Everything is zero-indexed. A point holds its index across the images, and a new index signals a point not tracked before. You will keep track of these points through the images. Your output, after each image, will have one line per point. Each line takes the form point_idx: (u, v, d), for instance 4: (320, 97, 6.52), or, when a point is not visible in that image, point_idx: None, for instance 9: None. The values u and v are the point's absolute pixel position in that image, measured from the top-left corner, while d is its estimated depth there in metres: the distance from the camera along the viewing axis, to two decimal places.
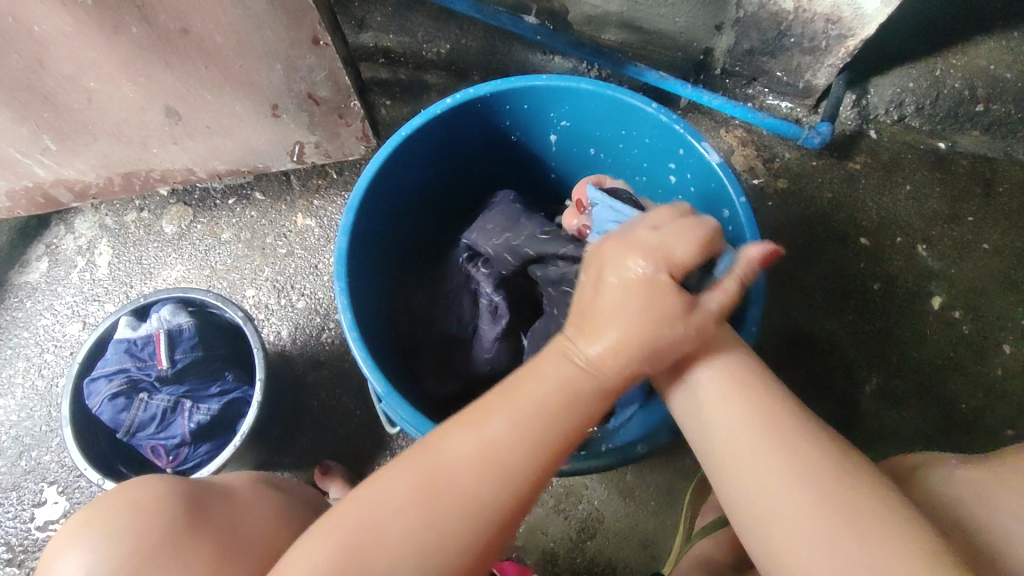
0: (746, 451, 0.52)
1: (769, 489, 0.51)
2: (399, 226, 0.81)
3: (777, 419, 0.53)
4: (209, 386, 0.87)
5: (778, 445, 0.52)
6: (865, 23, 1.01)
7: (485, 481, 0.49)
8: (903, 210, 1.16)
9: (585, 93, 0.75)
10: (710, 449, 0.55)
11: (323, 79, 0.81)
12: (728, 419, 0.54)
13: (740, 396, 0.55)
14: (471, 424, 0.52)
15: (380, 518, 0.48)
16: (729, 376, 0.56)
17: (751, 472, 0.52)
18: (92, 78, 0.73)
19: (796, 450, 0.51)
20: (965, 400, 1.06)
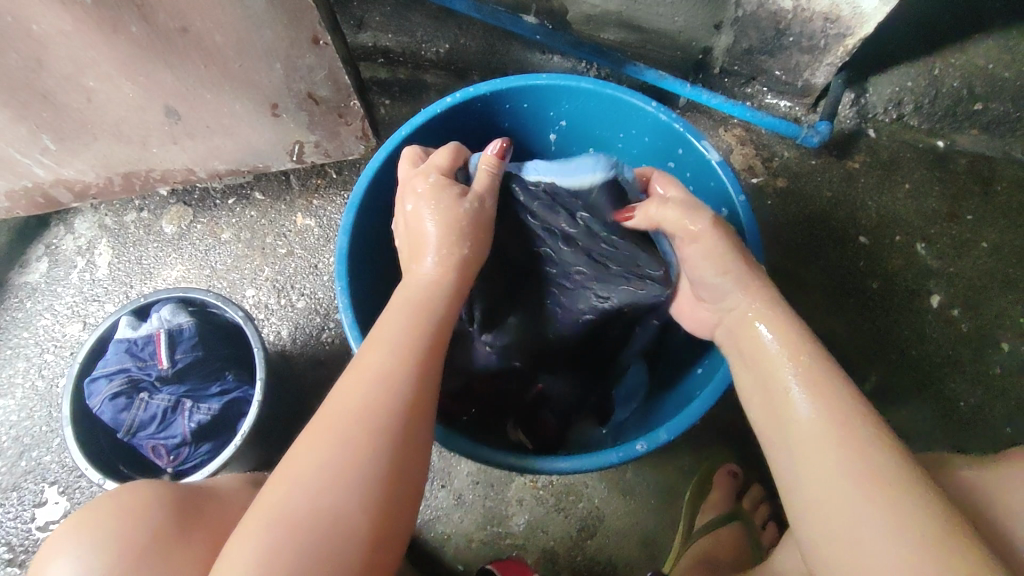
0: (832, 477, 0.50)
1: (854, 523, 0.49)
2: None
3: (874, 451, 0.50)
4: (209, 385, 0.87)
5: (869, 481, 0.49)
6: (863, 22, 1.01)
7: (374, 392, 0.55)
8: (902, 208, 1.16)
9: (585, 92, 0.75)
10: (798, 475, 0.53)
11: (323, 79, 0.81)
12: (822, 445, 0.52)
13: (841, 424, 0.52)
14: (364, 369, 0.57)
15: (304, 469, 0.52)
16: (821, 397, 0.54)
17: (849, 508, 0.49)
18: (91, 78, 0.73)
19: (891, 484, 0.49)
20: (964, 398, 1.06)
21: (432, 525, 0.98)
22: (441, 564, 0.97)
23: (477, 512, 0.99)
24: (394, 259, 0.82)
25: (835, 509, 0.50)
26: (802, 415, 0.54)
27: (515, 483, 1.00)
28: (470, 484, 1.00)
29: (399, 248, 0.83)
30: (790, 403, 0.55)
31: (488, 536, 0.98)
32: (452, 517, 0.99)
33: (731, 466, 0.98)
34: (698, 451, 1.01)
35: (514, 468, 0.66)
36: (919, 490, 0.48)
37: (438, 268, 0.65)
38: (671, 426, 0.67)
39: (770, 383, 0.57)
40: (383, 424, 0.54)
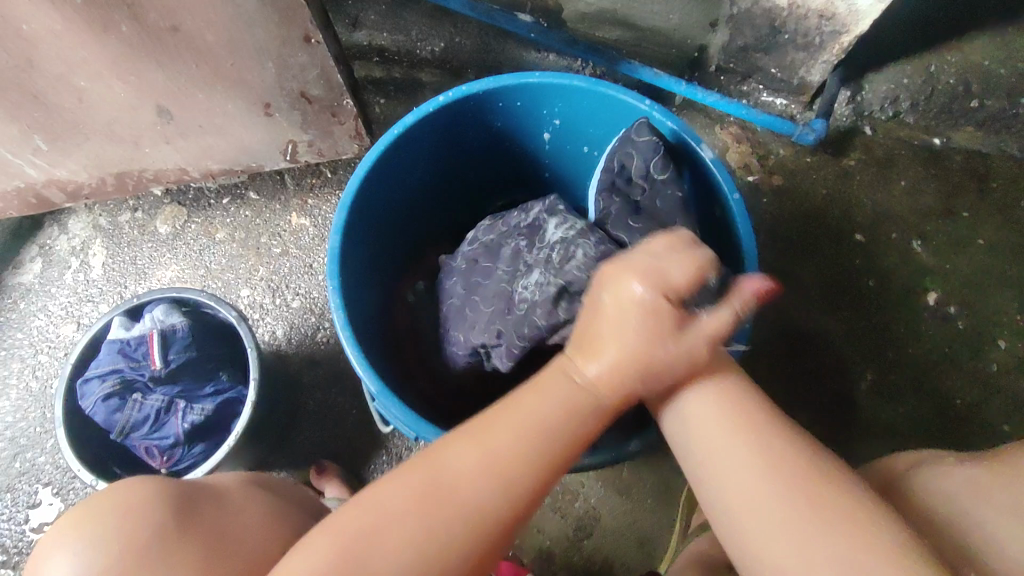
0: (729, 458, 0.55)
1: (747, 485, 0.53)
2: (392, 225, 0.81)
3: (757, 419, 0.56)
4: (203, 386, 0.87)
5: (751, 444, 0.55)
6: (859, 19, 1.01)
7: (486, 484, 0.53)
8: (898, 206, 1.16)
9: (578, 90, 0.74)
10: (699, 453, 0.57)
11: (316, 77, 0.81)
12: (711, 421, 0.57)
13: (724, 399, 0.58)
14: (472, 441, 0.55)
15: (384, 520, 0.51)
16: (708, 379, 0.59)
17: (738, 481, 0.54)
18: (82, 77, 0.73)
19: (774, 444, 0.54)
20: (960, 396, 1.06)
21: None
22: None
23: None
24: (388, 259, 0.82)
25: (727, 473, 0.54)
26: (700, 394, 0.58)
27: None
28: None
29: (391, 248, 0.82)
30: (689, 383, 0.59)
31: None
32: None
33: None
34: None
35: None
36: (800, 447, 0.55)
37: (605, 377, 0.57)
38: None
39: (667, 371, 0.62)
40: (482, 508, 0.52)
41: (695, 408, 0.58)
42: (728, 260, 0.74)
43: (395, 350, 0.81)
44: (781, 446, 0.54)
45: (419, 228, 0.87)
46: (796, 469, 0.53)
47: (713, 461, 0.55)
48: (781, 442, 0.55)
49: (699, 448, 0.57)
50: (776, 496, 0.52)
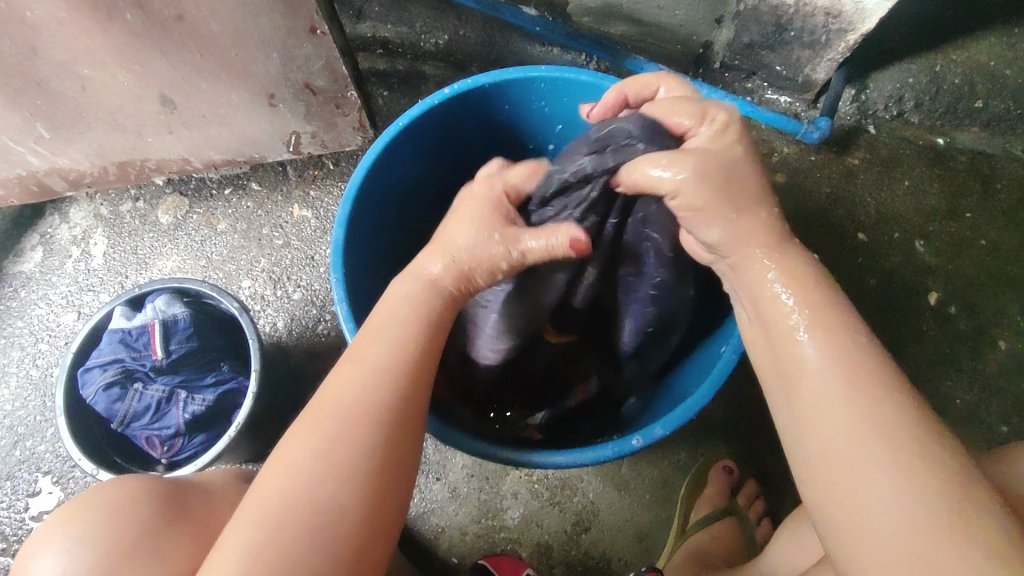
0: (836, 432, 0.51)
1: (850, 462, 0.50)
2: (396, 219, 0.81)
3: (878, 382, 0.52)
4: (204, 376, 0.86)
5: (875, 417, 0.50)
6: (865, 18, 1.01)
7: (359, 390, 0.56)
8: (902, 205, 1.16)
9: (585, 84, 0.74)
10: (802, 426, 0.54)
11: (320, 69, 0.80)
12: (828, 392, 0.53)
13: (846, 383, 0.52)
14: (352, 361, 0.59)
15: (298, 463, 0.53)
16: (822, 350, 0.55)
17: (841, 460, 0.51)
18: (86, 66, 0.73)
19: (898, 419, 0.50)
20: (961, 396, 1.06)
21: (427, 517, 0.98)
22: (436, 556, 0.97)
23: (472, 505, 0.99)
24: (390, 252, 0.81)
25: (830, 437, 0.52)
26: (807, 368, 0.55)
27: (510, 476, 1.00)
28: (465, 477, 1.00)
29: (395, 240, 0.82)
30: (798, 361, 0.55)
31: (483, 529, 0.98)
32: (447, 510, 0.99)
33: (727, 461, 0.98)
34: (694, 446, 1.01)
35: (505, 460, 0.66)
36: (920, 427, 0.50)
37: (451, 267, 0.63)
38: (668, 421, 0.66)
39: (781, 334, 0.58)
40: (352, 418, 0.55)
41: (813, 390, 0.54)
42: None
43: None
44: (899, 431, 0.49)
45: (422, 223, 0.87)
46: (904, 445, 0.49)
47: (818, 432, 0.53)
48: (909, 441, 0.49)
49: (807, 414, 0.54)
50: (871, 486, 0.49)
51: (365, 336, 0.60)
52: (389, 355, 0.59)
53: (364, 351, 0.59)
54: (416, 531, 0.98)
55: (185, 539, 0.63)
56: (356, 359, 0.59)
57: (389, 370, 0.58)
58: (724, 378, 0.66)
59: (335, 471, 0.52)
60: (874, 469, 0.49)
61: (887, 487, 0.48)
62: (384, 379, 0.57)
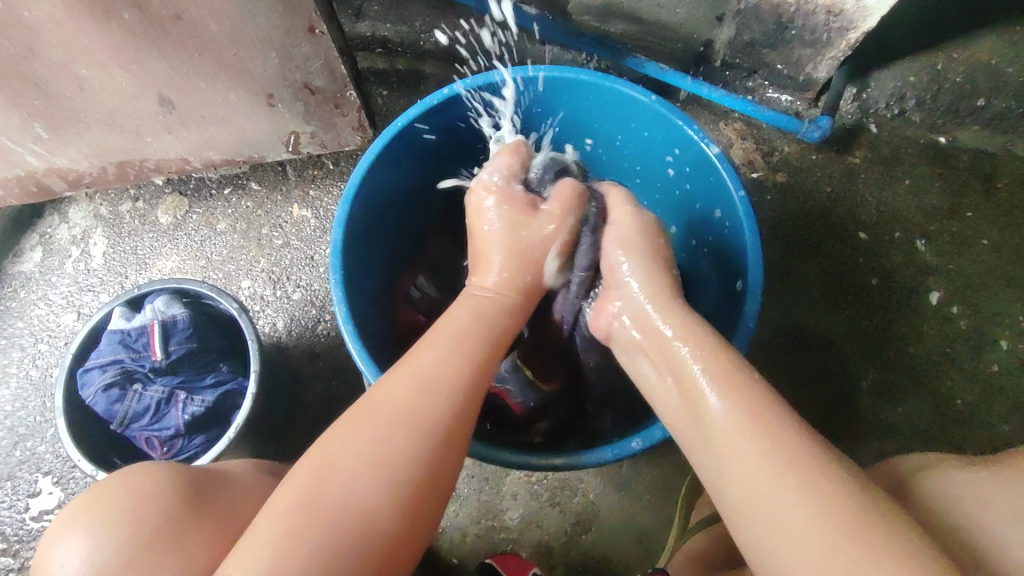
0: (747, 470, 0.52)
1: (763, 490, 0.51)
2: (395, 220, 0.80)
3: (786, 437, 0.52)
4: (203, 376, 0.86)
5: (773, 443, 0.52)
6: (867, 15, 1.01)
7: (414, 404, 0.56)
8: (903, 205, 1.15)
9: (584, 84, 0.73)
10: (717, 465, 0.55)
11: (319, 68, 0.80)
12: (731, 431, 0.54)
13: (749, 422, 0.54)
14: (402, 371, 0.59)
15: (335, 459, 0.53)
16: (724, 392, 0.56)
17: (762, 500, 0.51)
18: (84, 66, 0.72)
19: (791, 441, 0.52)
20: (962, 396, 1.06)
21: None
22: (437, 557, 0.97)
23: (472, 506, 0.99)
24: (388, 252, 0.81)
25: (735, 468, 0.53)
26: (713, 416, 0.56)
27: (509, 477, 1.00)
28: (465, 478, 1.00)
29: (394, 241, 0.82)
30: (705, 409, 0.56)
31: (483, 530, 0.98)
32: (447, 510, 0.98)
33: None
34: None
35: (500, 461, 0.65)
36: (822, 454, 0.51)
37: (502, 283, 0.69)
38: None
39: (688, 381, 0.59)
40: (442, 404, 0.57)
41: (722, 434, 0.54)
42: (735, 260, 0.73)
43: (398, 344, 0.81)
44: (795, 452, 0.51)
45: (421, 224, 0.87)
46: (804, 465, 0.50)
47: (727, 466, 0.53)
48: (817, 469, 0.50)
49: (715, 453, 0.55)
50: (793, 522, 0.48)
51: (417, 347, 0.61)
52: (445, 365, 0.60)
53: (416, 359, 0.60)
54: None
55: (205, 527, 0.62)
56: (403, 366, 0.59)
57: (468, 363, 0.61)
58: None
59: (388, 468, 0.53)
60: (783, 495, 0.50)
61: (800, 514, 0.48)
62: (438, 383, 0.58)
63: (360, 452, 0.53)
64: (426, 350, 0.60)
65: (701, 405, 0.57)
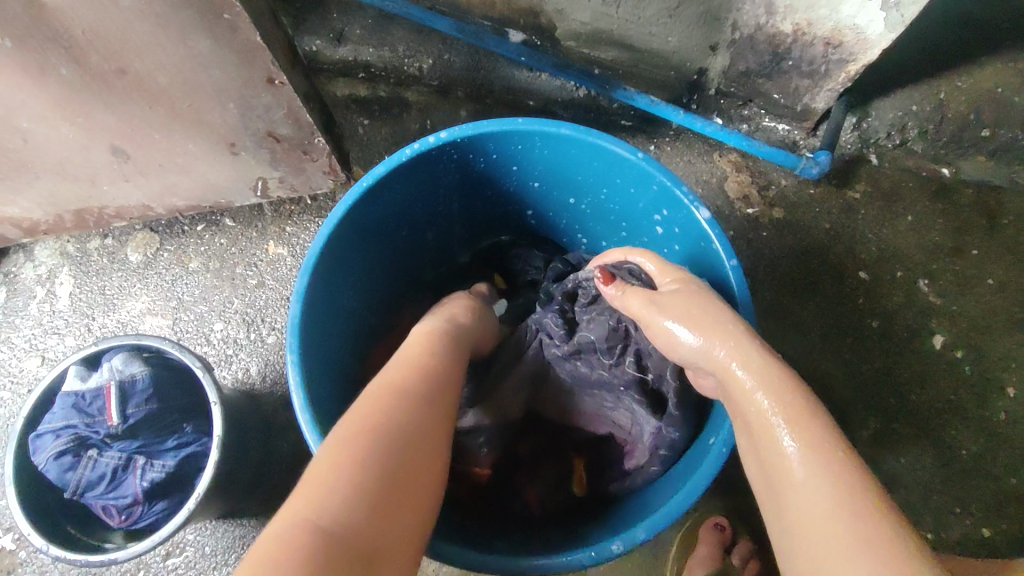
0: (813, 520, 0.48)
1: (836, 561, 0.45)
2: (364, 277, 0.75)
3: (860, 505, 0.47)
4: (164, 440, 0.81)
5: (858, 518, 0.46)
6: (867, 48, 0.97)
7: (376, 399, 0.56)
8: (905, 242, 1.11)
9: (564, 138, 0.68)
10: (781, 516, 0.50)
11: (283, 117, 0.74)
12: (817, 502, 0.48)
13: (830, 480, 0.49)
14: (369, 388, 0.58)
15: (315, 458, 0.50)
16: (808, 452, 0.50)
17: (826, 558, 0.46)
18: (26, 119, 0.67)
19: (879, 519, 0.46)
20: (967, 447, 1.01)
21: None
22: None
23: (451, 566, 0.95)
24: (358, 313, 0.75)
25: (814, 538, 0.47)
26: (790, 469, 0.51)
27: None
28: None
29: (364, 298, 0.76)
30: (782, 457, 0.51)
31: None
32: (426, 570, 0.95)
33: (719, 518, 0.93)
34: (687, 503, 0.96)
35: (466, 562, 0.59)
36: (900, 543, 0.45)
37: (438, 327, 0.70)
38: (650, 523, 0.61)
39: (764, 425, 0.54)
40: (411, 401, 0.57)
41: (795, 487, 0.50)
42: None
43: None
44: (884, 533, 0.45)
45: (393, 276, 0.82)
46: (898, 549, 0.44)
47: (806, 538, 0.48)
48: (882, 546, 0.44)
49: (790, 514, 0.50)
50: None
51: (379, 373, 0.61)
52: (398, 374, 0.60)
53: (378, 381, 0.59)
54: None
55: None
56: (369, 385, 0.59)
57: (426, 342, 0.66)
58: (713, 478, 0.60)
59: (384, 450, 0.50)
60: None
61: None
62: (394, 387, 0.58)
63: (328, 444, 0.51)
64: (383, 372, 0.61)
65: (781, 466, 0.51)
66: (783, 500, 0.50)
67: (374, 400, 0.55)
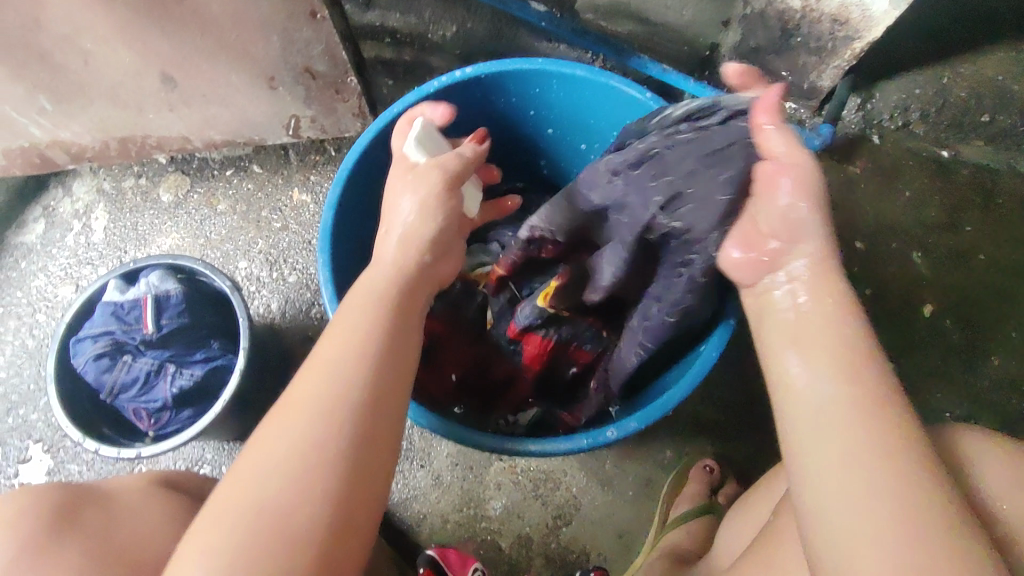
0: (819, 421, 0.50)
1: (836, 455, 0.47)
2: (387, 205, 0.81)
3: (880, 407, 0.48)
4: (192, 352, 0.87)
5: (860, 420, 0.48)
6: (873, 25, 1.02)
7: (316, 385, 0.50)
8: (901, 217, 1.15)
9: (580, 79, 0.74)
10: (791, 421, 0.52)
11: (320, 53, 0.80)
12: (829, 410, 0.49)
13: (845, 379, 0.50)
14: (311, 365, 0.52)
15: (258, 467, 0.47)
16: (833, 363, 0.52)
17: (825, 445, 0.48)
18: (88, 40, 0.73)
19: (885, 420, 0.48)
20: (949, 410, 1.06)
21: (409, 504, 0.99)
22: (416, 543, 0.98)
23: (455, 494, 0.99)
24: None
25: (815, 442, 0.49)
26: (805, 380, 0.52)
27: (493, 466, 1.01)
28: (450, 466, 1.00)
29: (386, 226, 0.82)
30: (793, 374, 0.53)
31: (465, 517, 0.99)
32: (430, 497, 0.99)
33: (708, 460, 0.98)
34: (679, 446, 1.01)
35: (474, 442, 0.66)
36: (899, 432, 0.47)
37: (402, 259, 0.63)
38: (643, 415, 0.66)
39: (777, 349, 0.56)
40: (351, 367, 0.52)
41: (807, 394, 0.52)
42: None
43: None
44: (886, 437, 0.47)
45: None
46: (879, 437, 0.47)
47: (805, 442, 0.50)
48: (885, 433, 0.47)
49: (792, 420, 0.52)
50: (849, 482, 0.46)
51: (320, 344, 0.54)
52: (352, 347, 0.53)
53: (320, 355, 0.53)
54: (397, 516, 0.99)
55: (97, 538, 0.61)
56: (307, 369, 0.52)
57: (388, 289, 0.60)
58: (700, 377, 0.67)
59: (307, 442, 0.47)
60: (862, 480, 0.46)
61: (875, 498, 0.44)
62: (349, 363, 0.52)
63: (277, 445, 0.47)
64: (326, 340, 0.54)
65: (787, 377, 0.54)
66: (784, 410, 0.53)
67: (325, 393, 0.50)
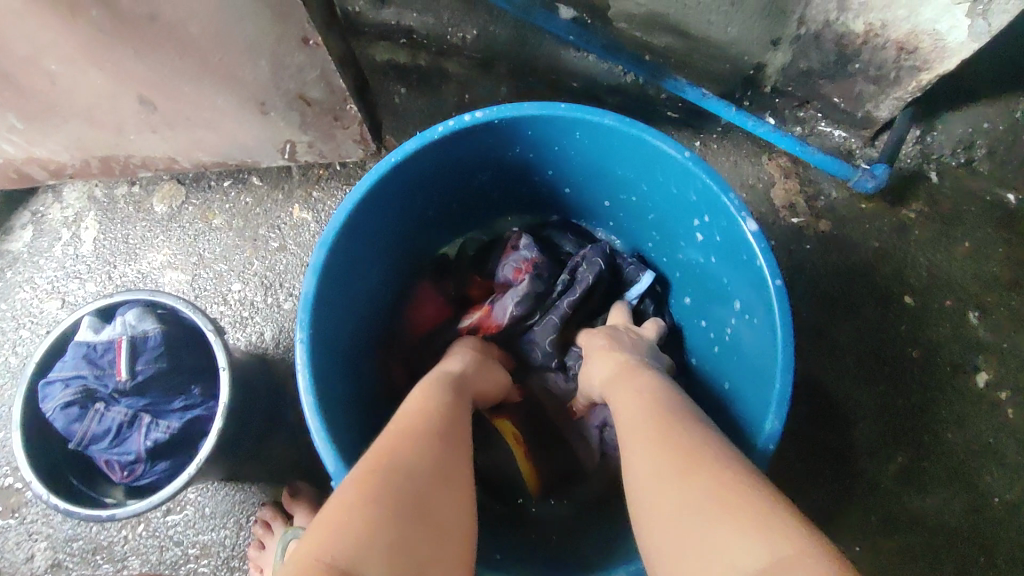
0: (658, 468, 0.52)
1: (676, 502, 0.49)
2: (382, 249, 0.73)
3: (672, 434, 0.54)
4: (171, 400, 0.80)
5: (698, 480, 0.49)
6: (946, 56, 0.89)
7: (420, 426, 0.55)
8: (958, 270, 1.04)
9: (607, 129, 0.63)
10: (641, 490, 0.53)
11: (315, 79, 0.71)
12: (655, 446, 0.54)
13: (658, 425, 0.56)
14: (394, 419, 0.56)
15: (398, 471, 0.48)
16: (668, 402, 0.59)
17: (663, 490, 0.50)
18: (53, 61, 0.64)
19: (691, 441, 0.53)
20: (1000, 494, 0.95)
21: None
22: None
23: None
24: (371, 289, 0.74)
25: (673, 516, 0.48)
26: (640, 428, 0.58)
27: None
28: None
29: (376, 277, 0.74)
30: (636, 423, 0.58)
31: None
32: None
33: None
34: None
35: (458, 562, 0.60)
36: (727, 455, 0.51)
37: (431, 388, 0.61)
38: None
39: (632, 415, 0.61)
40: (406, 440, 0.52)
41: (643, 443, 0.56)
42: (760, 365, 0.60)
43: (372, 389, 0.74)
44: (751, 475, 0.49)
45: (409, 248, 0.80)
46: (685, 452, 0.52)
47: (661, 509, 0.49)
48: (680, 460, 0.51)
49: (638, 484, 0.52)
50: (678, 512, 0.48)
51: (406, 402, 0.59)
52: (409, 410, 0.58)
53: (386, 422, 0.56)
54: None
55: None
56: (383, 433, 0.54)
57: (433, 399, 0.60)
58: None
59: (370, 505, 0.44)
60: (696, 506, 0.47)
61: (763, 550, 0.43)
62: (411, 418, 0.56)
63: (382, 474, 0.47)
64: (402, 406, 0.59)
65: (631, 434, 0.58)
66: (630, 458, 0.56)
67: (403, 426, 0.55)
